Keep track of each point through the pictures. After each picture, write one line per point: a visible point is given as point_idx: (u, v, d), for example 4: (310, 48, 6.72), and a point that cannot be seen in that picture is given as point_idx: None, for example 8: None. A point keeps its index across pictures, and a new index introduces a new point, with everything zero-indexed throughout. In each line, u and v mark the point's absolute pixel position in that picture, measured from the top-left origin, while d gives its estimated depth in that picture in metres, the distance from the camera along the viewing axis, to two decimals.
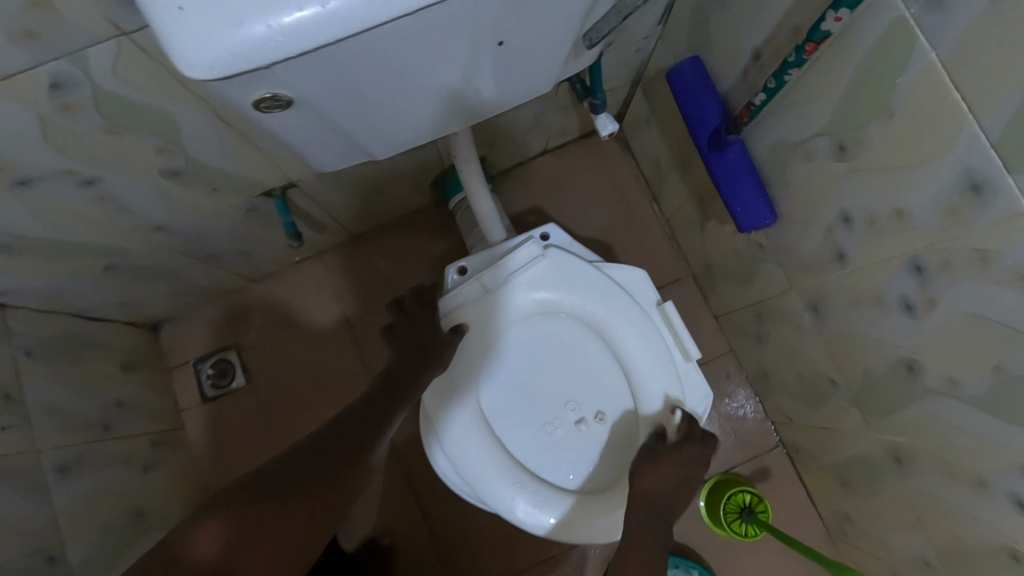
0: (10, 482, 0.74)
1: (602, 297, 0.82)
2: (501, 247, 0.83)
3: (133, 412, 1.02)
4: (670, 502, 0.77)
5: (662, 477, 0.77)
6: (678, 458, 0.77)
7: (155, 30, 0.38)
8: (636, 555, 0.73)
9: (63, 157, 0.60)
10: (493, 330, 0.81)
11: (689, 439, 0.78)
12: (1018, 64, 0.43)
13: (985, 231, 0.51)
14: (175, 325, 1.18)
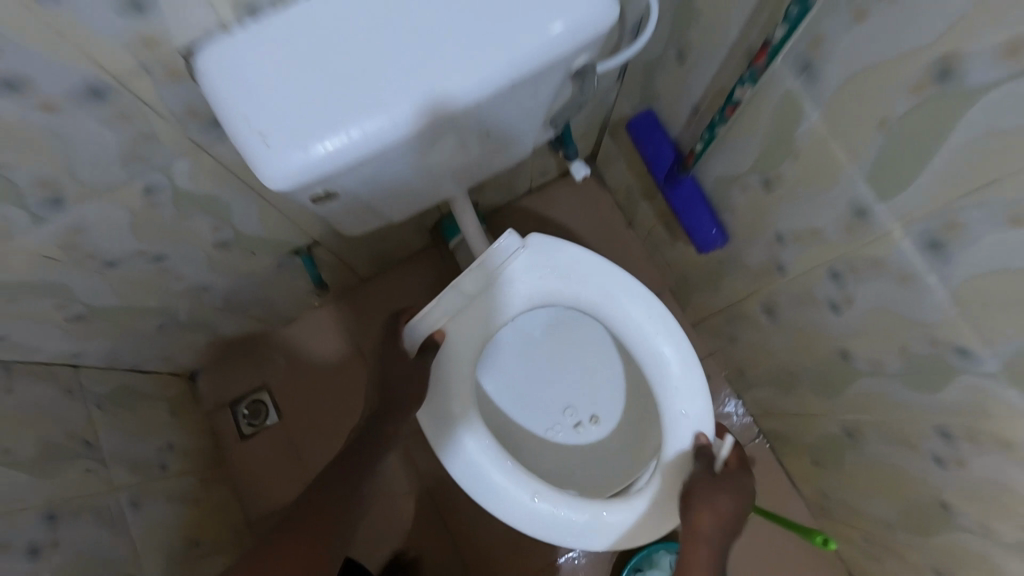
0: (94, 518, 0.86)
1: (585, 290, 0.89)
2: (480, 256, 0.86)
3: (182, 455, 1.14)
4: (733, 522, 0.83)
5: (727, 500, 0.82)
6: (729, 483, 0.83)
7: (242, 153, 0.52)
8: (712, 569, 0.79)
9: (142, 243, 0.74)
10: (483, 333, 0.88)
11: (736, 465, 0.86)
12: (872, 123, 0.58)
13: (871, 245, 0.66)
14: (210, 372, 1.31)
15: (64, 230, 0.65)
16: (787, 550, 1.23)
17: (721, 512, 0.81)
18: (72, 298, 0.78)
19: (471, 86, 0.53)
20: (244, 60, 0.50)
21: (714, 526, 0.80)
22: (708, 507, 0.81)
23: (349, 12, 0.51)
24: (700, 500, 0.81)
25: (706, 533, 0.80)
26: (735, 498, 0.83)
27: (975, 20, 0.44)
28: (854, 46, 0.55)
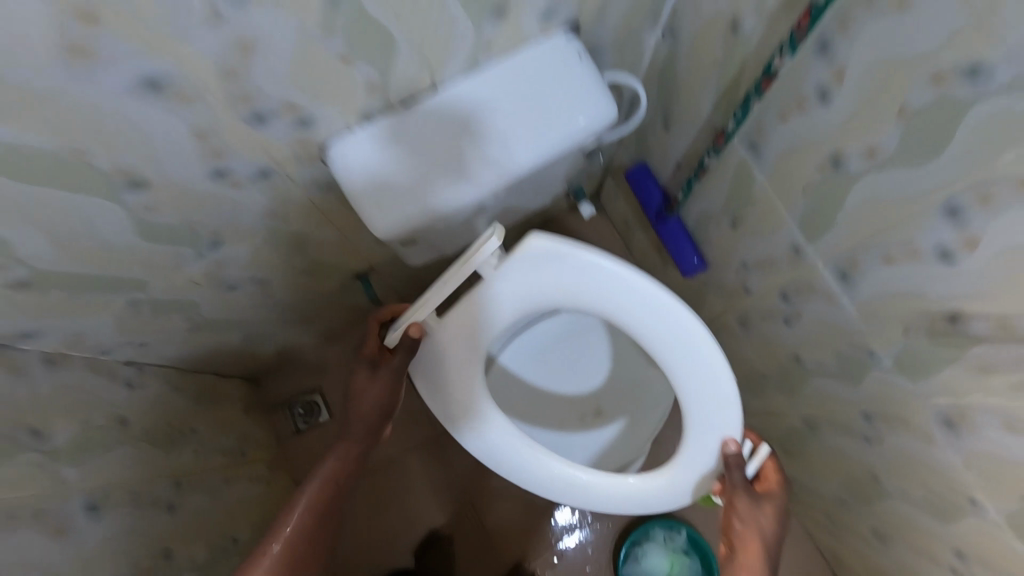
0: (202, 488, 1.06)
1: (586, 279, 0.88)
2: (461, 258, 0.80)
3: (253, 446, 1.33)
4: (777, 537, 0.86)
5: (766, 517, 0.86)
6: (768, 498, 0.87)
7: (364, 217, 0.77)
8: None
9: (255, 269, 0.96)
10: (464, 322, 0.89)
11: (776, 481, 0.88)
12: (799, 187, 0.80)
13: (809, 273, 0.88)
14: (274, 376, 1.49)
15: (211, 262, 0.87)
16: None
17: (766, 534, 0.85)
18: (198, 313, 1.00)
19: (516, 166, 0.78)
20: (364, 153, 0.74)
21: (761, 549, 0.84)
22: (752, 527, 0.86)
23: (424, 118, 0.75)
24: (747, 523, 0.85)
25: (753, 556, 0.84)
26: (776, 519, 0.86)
27: (848, 130, 0.67)
28: (784, 136, 0.78)
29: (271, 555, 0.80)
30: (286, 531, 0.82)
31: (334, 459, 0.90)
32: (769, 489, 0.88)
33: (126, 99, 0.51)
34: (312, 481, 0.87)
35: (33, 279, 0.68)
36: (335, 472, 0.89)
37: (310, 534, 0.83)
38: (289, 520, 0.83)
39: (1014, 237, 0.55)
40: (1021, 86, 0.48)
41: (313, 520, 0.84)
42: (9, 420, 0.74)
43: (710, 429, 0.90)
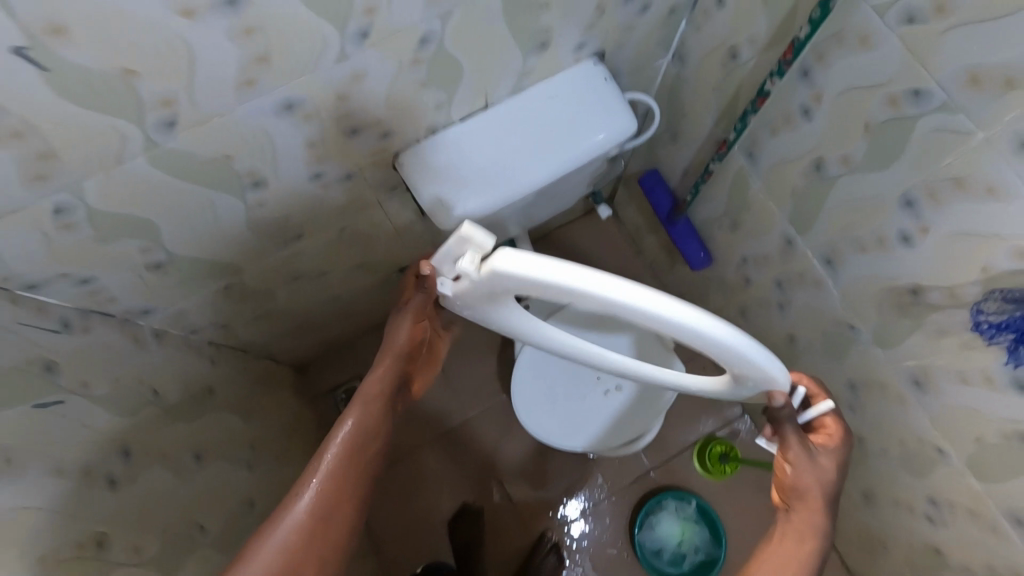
0: (273, 454, 1.20)
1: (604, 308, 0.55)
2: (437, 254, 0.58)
3: (306, 427, 1.44)
4: (832, 493, 0.68)
5: (822, 469, 0.68)
6: (824, 448, 0.69)
7: (427, 210, 0.91)
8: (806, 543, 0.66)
9: (321, 262, 1.11)
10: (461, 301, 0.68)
11: (835, 433, 0.69)
12: (790, 188, 0.95)
13: (801, 262, 1.02)
14: (317, 366, 1.58)
15: (290, 255, 1.01)
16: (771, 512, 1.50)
17: (828, 489, 0.68)
18: (269, 303, 1.15)
19: (552, 169, 0.92)
20: (428, 159, 0.90)
21: (822, 504, 0.67)
22: (811, 479, 0.67)
23: (470, 135, 0.91)
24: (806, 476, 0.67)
25: (812, 512, 0.67)
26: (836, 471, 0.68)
27: (827, 140, 0.83)
28: (776, 145, 0.93)
29: (299, 509, 0.65)
30: (319, 478, 0.67)
31: (374, 387, 0.72)
32: (831, 442, 0.69)
33: (268, 117, 0.67)
34: (349, 415, 0.70)
35: (165, 263, 0.84)
36: (376, 406, 0.72)
37: (348, 480, 0.69)
38: (324, 462, 0.68)
39: (955, 222, 0.70)
40: (950, 107, 0.64)
41: (350, 463, 0.69)
42: (140, 381, 0.88)
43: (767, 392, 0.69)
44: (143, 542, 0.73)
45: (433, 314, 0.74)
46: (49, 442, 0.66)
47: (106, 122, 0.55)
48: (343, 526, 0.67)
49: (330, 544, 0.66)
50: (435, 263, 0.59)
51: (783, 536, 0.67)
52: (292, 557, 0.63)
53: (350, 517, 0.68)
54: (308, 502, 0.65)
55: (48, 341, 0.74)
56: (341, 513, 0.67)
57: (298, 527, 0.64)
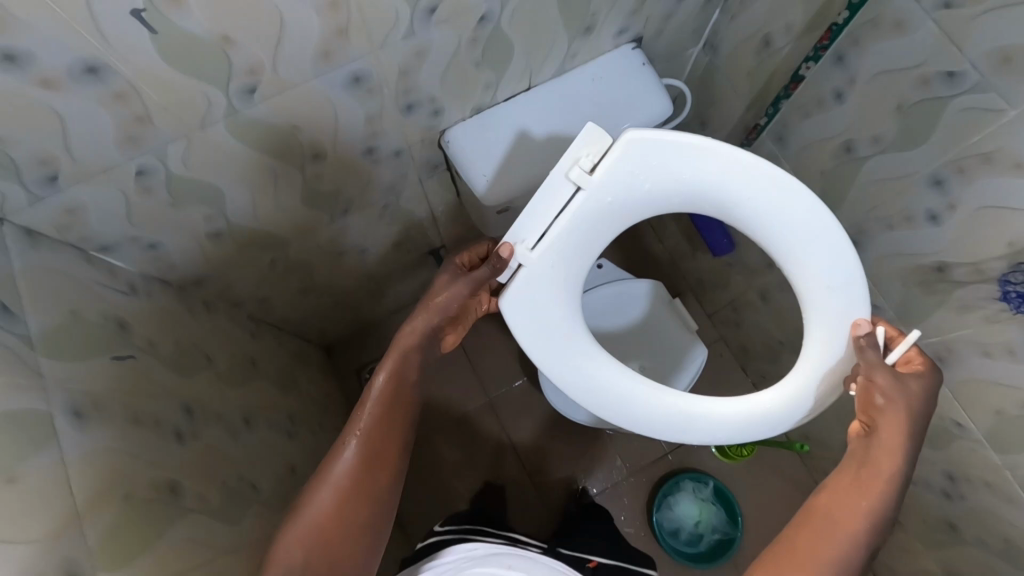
0: (308, 423, 1.22)
1: (686, 172, 0.73)
2: (546, 186, 0.74)
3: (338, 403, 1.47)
4: (920, 423, 0.69)
5: (910, 397, 0.68)
6: (913, 376, 0.69)
7: (471, 187, 0.94)
8: (885, 467, 0.67)
9: (360, 239, 1.14)
10: (557, 253, 0.77)
11: (924, 367, 0.70)
12: (817, 170, 0.99)
13: None
14: (342, 347, 1.58)
15: (336, 229, 1.05)
16: (787, 496, 1.51)
17: (916, 418, 0.68)
18: (310, 278, 1.18)
19: None
20: (474, 136, 0.94)
21: (910, 432, 0.67)
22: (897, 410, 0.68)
23: (511, 118, 0.94)
24: (893, 403, 0.68)
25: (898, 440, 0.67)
26: (924, 400, 0.69)
27: (858, 123, 0.87)
28: (807, 129, 0.97)
29: (346, 462, 0.69)
30: (362, 428, 0.71)
31: (410, 341, 0.76)
32: (918, 371, 0.70)
33: (337, 89, 0.71)
34: (385, 366, 0.74)
35: (224, 232, 0.87)
36: (412, 357, 0.76)
37: (389, 427, 0.72)
38: (363, 412, 0.72)
39: (983, 200, 0.74)
40: (981, 88, 0.68)
41: (391, 411, 0.73)
42: (195, 345, 0.91)
43: (837, 312, 0.75)
44: (209, 492, 0.76)
45: (476, 285, 0.77)
46: (129, 392, 0.70)
47: (197, 87, 0.59)
48: (389, 473, 0.72)
49: (376, 488, 0.70)
50: (541, 198, 0.74)
51: (866, 465, 0.68)
52: (341, 500, 0.67)
53: (394, 463, 0.73)
54: (353, 450, 0.70)
55: (119, 301, 0.78)
56: (386, 459, 0.72)
57: (345, 470, 0.69)
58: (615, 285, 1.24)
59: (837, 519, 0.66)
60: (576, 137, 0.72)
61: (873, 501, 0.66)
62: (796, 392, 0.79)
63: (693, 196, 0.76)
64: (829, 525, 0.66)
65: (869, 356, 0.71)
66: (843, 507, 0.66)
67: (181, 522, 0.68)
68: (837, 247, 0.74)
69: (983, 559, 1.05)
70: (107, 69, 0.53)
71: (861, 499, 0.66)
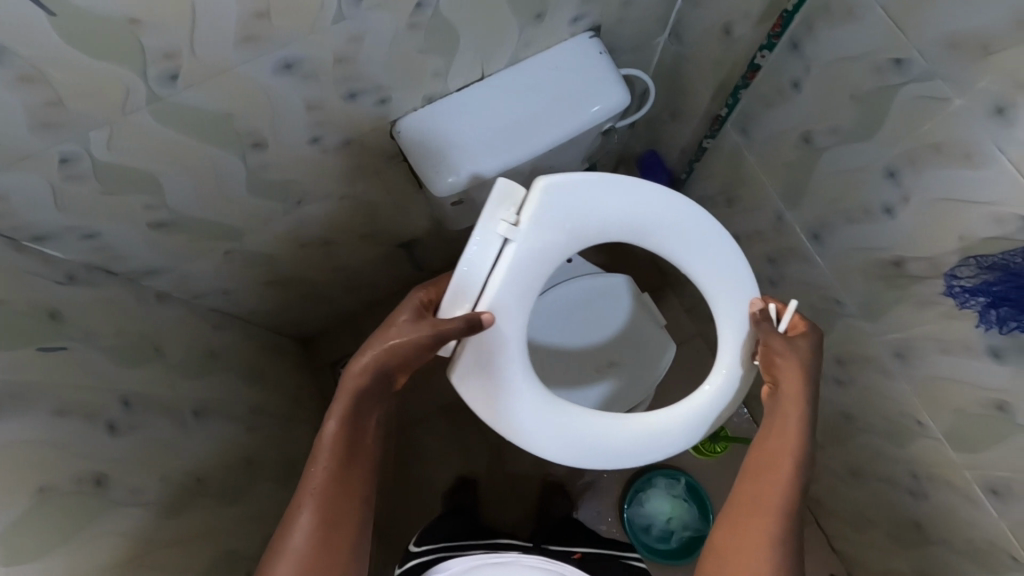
0: (274, 416, 1.21)
1: (600, 204, 0.76)
2: (474, 244, 0.72)
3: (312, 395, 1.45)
4: (814, 372, 0.74)
5: (798, 352, 0.75)
6: (800, 336, 0.76)
7: (424, 177, 0.92)
8: (789, 415, 0.72)
9: (321, 231, 1.12)
10: (499, 307, 0.74)
11: (809, 325, 0.77)
12: (782, 161, 0.96)
13: (794, 238, 1.03)
14: (318, 338, 1.54)
15: (292, 220, 1.03)
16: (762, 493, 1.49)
17: (810, 367, 0.74)
18: (275, 270, 1.17)
19: (547, 138, 0.93)
20: (426, 128, 0.92)
21: (803, 380, 0.73)
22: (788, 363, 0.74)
23: (462, 108, 0.93)
24: (787, 358, 0.74)
25: (794, 389, 0.73)
26: (815, 351, 0.75)
27: (817, 114, 0.84)
28: (770, 120, 0.95)
29: (303, 521, 0.66)
30: (316, 484, 0.67)
31: (359, 386, 0.68)
32: (803, 330, 0.77)
33: (268, 75, 0.69)
34: (335, 415, 0.67)
35: (169, 222, 0.86)
36: (363, 400, 0.69)
37: (345, 481, 0.69)
38: (316, 469, 0.67)
39: (933, 192, 0.71)
40: (928, 77, 0.65)
41: (346, 463, 0.69)
42: (141, 336, 0.91)
43: (736, 300, 0.83)
44: (146, 485, 0.75)
45: (443, 335, 0.69)
46: (55, 384, 0.69)
47: (109, 70, 0.58)
48: (351, 527, 0.69)
49: (340, 548, 0.68)
50: (467, 257, 0.73)
51: (774, 416, 0.74)
52: (306, 559, 0.65)
53: (354, 516, 0.69)
54: (309, 517, 0.66)
55: (52, 292, 0.77)
56: (346, 516, 0.69)
57: (303, 542, 0.65)
58: (586, 278, 1.16)
59: (763, 469, 0.71)
60: (490, 194, 0.71)
61: (793, 445, 0.71)
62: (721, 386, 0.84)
63: (613, 226, 0.78)
64: (763, 475, 0.71)
65: (766, 327, 0.78)
66: (765, 456, 0.72)
67: (107, 514, 0.68)
68: (727, 248, 0.83)
69: (948, 558, 1.02)
70: (6, 52, 0.52)
71: (783, 447, 0.72)
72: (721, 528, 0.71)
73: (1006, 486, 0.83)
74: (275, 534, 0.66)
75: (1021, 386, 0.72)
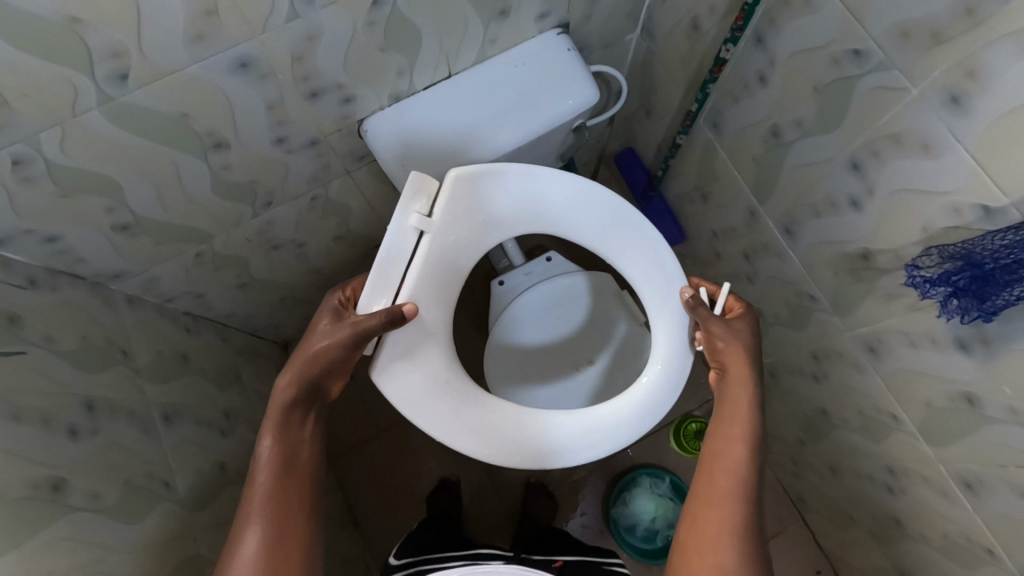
0: (249, 420, 1.20)
1: (511, 195, 0.81)
2: (390, 239, 0.75)
3: None
4: (756, 351, 0.78)
5: (738, 331, 0.79)
6: (738, 322, 0.79)
7: (394, 177, 0.93)
8: (740, 393, 0.75)
9: (293, 232, 1.11)
10: (419, 298, 0.78)
11: (745, 306, 0.81)
12: (752, 156, 0.96)
13: (767, 234, 1.02)
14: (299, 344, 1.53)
15: (262, 223, 1.03)
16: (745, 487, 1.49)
17: (751, 349, 0.78)
18: (249, 273, 1.16)
19: (515, 136, 0.92)
20: (393, 126, 0.91)
21: (747, 359, 0.77)
22: (732, 346, 0.78)
23: (429, 106, 0.92)
24: (729, 341, 0.78)
25: (741, 368, 0.77)
26: (753, 332, 0.79)
27: (783, 107, 0.84)
28: (739, 114, 0.94)
29: (248, 536, 0.65)
30: (257, 497, 0.67)
31: (285, 399, 0.72)
32: (739, 311, 0.80)
33: (223, 75, 0.69)
34: (266, 431, 0.71)
35: (132, 225, 0.85)
36: (293, 414, 0.72)
37: (286, 492, 0.69)
38: (254, 483, 0.68)
39: (896, 184, 0.71)
40: (885, 67, 0.65)
41: (287, 474, 0.70)
42: (107, 340, 0.90)
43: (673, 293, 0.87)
44: (106, 491, 0.74)
45: (364, 331, 0.72)
46: (10, 389, 0.69)
47: (55, 71, 0.58)
48: (299, 542, 0.67)
49: (292, 559, 0.66)
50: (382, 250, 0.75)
51: (724, 398, 0.76)
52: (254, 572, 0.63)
53: (301, 530, 0.68)
54: (256, 531, 0.65)
55: (13, 297, 0.77)
56: (292, 528, 0.67)
57: (250, 558, 0.64)
58: (567, 277, 1.13)
59: (723, 453, 0.72)
60: (404, 188, 0.74)
61: (745, 422, 0.74)
62: (666, 372, 0.88)
63: (526, 215, 0.84)
64: (719, 455, 0.72)
65: (704, 313, 0.81)
66: (725, 440, 0.72)
67: (65, 520, 0.67)
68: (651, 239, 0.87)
69: (927, 554, 1.02)
70: None
71: (737, 426, 0.73)
72: (686, 513, 0.70)
73: (977, 480, 0.82)
74: (222, 557, 0.65)
75: (987, 378, 0.72)
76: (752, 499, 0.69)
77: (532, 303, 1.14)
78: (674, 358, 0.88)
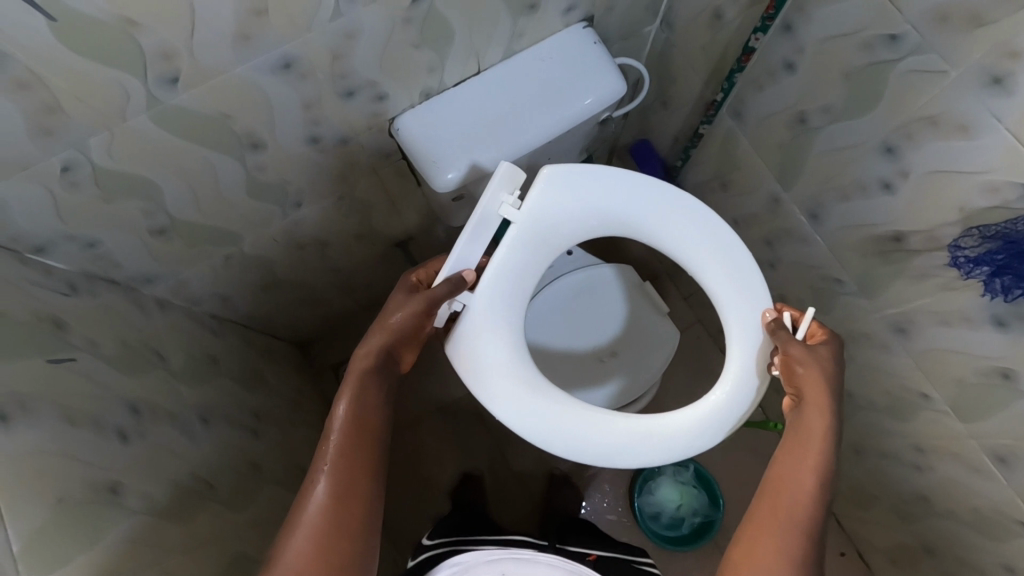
0: (278, 420, 1.20)
1: (598, 198, 0.82)
2: (475, 225, 0.76)
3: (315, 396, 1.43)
4: (839, 381, 0.76)
5: (821, 359, 0.77)
6: (823, 350, 0.77)
7: (422, 172, 0.91)
8: (818, 423, 0.74)
9: (317, 231, 1.11)
10: (494, 291, 0.81)
11: (830, 335, 0.79)
12: (777, 142, 0.97)
13: (792, 219, 1.03)
14: (318, 343, 1.53)
15: (290, 222, 1.03)
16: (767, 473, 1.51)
17: (833, 377, 0.76)
18: (273, 274, 1.16)
19: (546, 125, 0.93)
20: (424, 123, 0.92)
21: (827, 391, 0.75)
22: (812, 376, 0.76)
23: (456, 100, 0.92)
24: (809, 367, 0.76)
25: (820, 399, 0.75)
26: (836, 359, 0.77)
27: (811, 92, 0.85)
28: (764, 102, 0.95)
29: (319, 488, 0.67)
30: (330, 454, 0.69)
31: (365, 362, 0.74)
32: (821, 337, 0.79)
33: (266, 75, 0.69)
34: (345, 392, 0.72)
35: (168, 228, 0.86)
36: (372, 378, 0.74)
37: (358, 453, 0.70)
38: (329, 440, 0.70)
39: (931, 166, 0.72)
40: (921, 51, 0.67)
41: (360, 435, 0.71)
42: (143, 344, 0.90)
43: (756, 295, 0.85)
44: (157, 492, 0.75)
45: (432, 299, 0.76)
46: (64, 394, 0.69)
47: (108, 74, 0.58)
48: (364, 503, 0.68)
49: (356, 517, 0.67)
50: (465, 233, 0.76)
51: (800, 427, 0.75)
52: (321, 524, 0.65)
53: (367, 492, 0.69)
54: (325, 485, 0.67)
55: (55, 302, 0.77)
56: (358, 489, 0.68)
57: (318, 509, 0.66)
58: (588, 269, 1.16)
59: (794, 486, 0.72)
60: (495, 175, 0.75)
61: (819, 453, 0.73)
62: (739, 386, 0.84)
63: (606, 219, 0.84)
64: (787, 483, 0.72)
65: (783, 336, 0.80)
66: (795, 471, 0.72)
67: (123, 521, 0.68)
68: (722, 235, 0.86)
69: (956, 530, 1.04)
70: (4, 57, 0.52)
71: (809, 457, 0.73)
72: (742, 538, 0.71)
73: (1011, 454, 0.84)
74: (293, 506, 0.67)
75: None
76: (813, 534, 0.69)
77: (554, 297, 1.14)
78: (746, 379, 0.84)
